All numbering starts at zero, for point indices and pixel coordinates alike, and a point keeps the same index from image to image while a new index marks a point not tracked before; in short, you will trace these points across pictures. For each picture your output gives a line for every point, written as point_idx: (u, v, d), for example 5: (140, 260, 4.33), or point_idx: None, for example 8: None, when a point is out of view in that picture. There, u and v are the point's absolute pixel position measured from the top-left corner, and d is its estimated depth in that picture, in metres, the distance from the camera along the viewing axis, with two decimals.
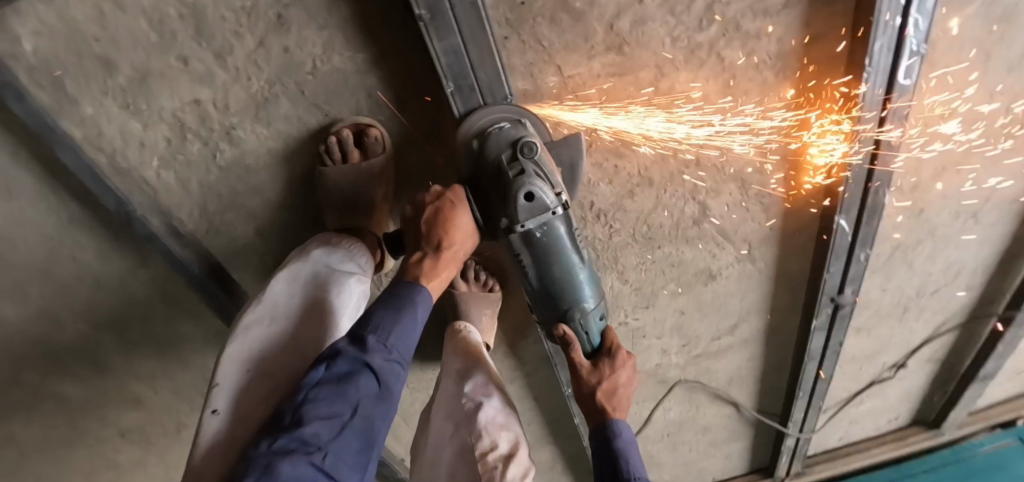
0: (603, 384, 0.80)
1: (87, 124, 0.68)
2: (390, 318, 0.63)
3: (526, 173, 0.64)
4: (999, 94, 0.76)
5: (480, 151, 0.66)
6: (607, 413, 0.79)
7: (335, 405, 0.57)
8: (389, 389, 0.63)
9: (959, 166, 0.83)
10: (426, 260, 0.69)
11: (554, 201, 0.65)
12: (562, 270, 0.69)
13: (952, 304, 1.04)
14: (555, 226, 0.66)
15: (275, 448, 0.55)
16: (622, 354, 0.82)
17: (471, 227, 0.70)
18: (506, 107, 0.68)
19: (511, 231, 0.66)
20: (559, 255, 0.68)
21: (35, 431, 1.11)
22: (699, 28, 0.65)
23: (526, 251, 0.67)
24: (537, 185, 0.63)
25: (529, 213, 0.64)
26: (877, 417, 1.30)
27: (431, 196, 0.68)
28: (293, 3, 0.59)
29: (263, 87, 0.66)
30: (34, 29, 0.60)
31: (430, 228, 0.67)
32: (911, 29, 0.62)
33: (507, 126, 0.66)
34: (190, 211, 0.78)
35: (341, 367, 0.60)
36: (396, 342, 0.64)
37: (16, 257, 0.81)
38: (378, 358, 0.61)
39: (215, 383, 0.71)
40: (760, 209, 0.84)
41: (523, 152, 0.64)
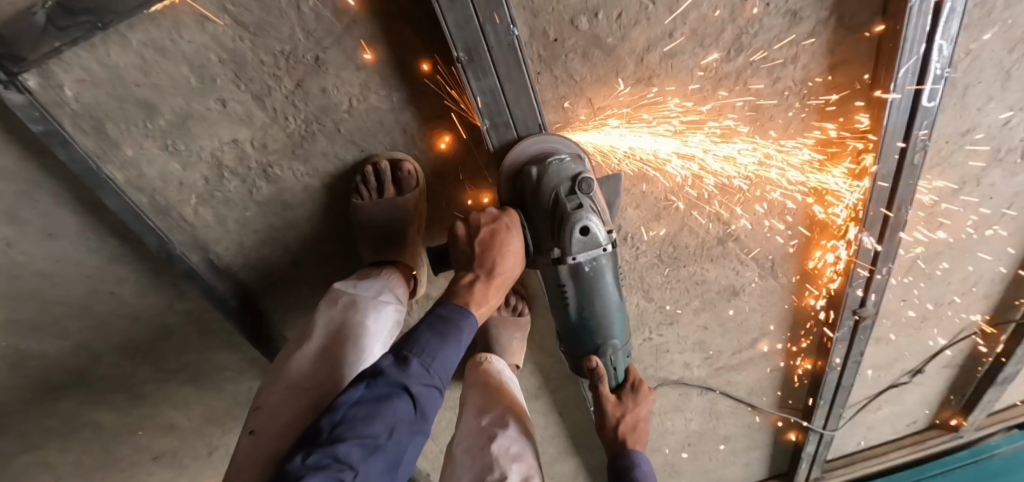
0: (626, 418, 0.82)
1: (128, 166, 0.70)
2: (434, 343, 0.61)
3: (584, 208, 0.64)
4: (1020, 109, 0.77)
5: (538, 178, 0.65)
6: (626, 443, 0.82)
7: (371, 426, 0.55)
8: (425, 415, 0.60)
9: (978, 180, 0.84)
10: (477, 284, 0.67)
11: (606, 239, 0.66)
12: (602, 305, 0.70)
13: (970, 311, 1.05)
14: (602, 262, 0.67)
15: (307, 464, 0.53)
16: (645, 390, 0.83)
17: (520, 254, 0.69)
18: (561, 141, 0.68)
19: (560, 262, 0.66)
20: (599, 291, 0.69)
21: (71, 457, 1.13)
22: (726, 57, 0.67)
23: (571, 284, 0.68)
24: (592, 221, 0.64)
25: (582, 247, 0.65)
26: (895, 422, 1.32)
27: (488, 218, 0.67)
28: (332, 46, 0.61)
29: (301, 126, 0.67)
30: (77, 77, 0.62)
31: (483, 251, 0.66)
32: (935, 54, 0.63)
33: (567, 158, 0.65)
34: (226, 245, 0.79)
35: (381, 387, 0.57)
36: (438, 367, 0.61)
37: (58, 294, 0.83)
38: (417, 383, 0.59)
39: (254, 404, 0.69)
40: (784, 227, 0.85)
41: (582, 187, 0.64)
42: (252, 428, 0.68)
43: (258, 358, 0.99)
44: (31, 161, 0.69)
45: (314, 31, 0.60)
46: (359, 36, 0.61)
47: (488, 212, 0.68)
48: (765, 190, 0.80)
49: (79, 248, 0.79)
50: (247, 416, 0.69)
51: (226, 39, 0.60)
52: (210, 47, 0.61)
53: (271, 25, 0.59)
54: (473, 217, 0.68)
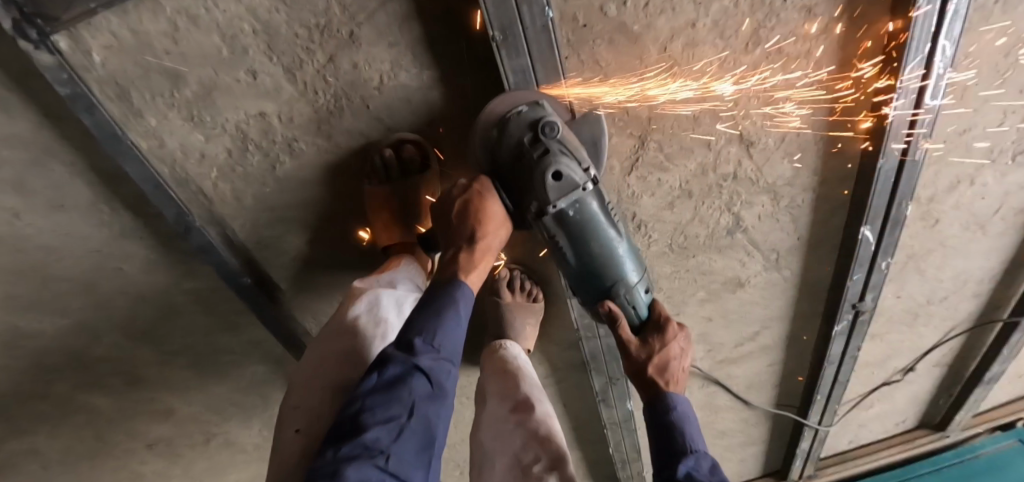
0: (654, 360, 0.76)
1: (151, 136, 0.70)
2: (434, 320, 0.65)
3: (552, 152, 0.64)
4: (1012, 113, 0.81)
5: (500, 136, 0.66)
6: (661, 386, 0.75)
7: (391, 408, 0.60)
8: (443, 388, 0.64)
9: (972, 179, 0.88)
10: (462, 254, 0.70)
11: (583, 178, 0.65)
12: (600, 246, 0.68)
13: (960, 310, 1.10)
14: (587, 203, 0.65)
15: (340, 456, 0.57)
16: (672, 327, 0.77)
17: (503, 217, 0.71)
18: (523, 89, 0.65)
19: (543, 214, 0.66)
20: (595, 232, 0.67)
21: (62, 443, 1.11)
22: (745, 51, 0.69)
23: (561, 233, 0.66)
24: (564, 163, 0.63)
25: (560, 192, 0.64)
26: (885, 421, 1.36)
27: (460, 190, 0.70)
28: (366, 21, 0.62)
29: (330, 101, 0.68)
30: (105, 41, 0.62)
31: (462, 222, 0.69)
32: (939, 53, 0.66)
33: (525, 108, 0.64)
34: (243, 222, 0.79)
35: (392, 372, 0.62)
36: (445, 341, 0.64)
37: (63, 269, 0.82)
38: (426, 359, 0.63)
39: (291, 404, 0.70)
40: (789, 219, 0.89)
41: (545, 131, 0.64)
42: (295, 428, 0.69)
43: (265, 342, 0.98)
44: (48, 129, 0.68)
45: (349, 6, 0.61)
46: (393, 13, 0.61)
47: (461, 185, 0.70)
48: (774, 180, 0.83)
49: (88, 221, 0.77)
50: (287, 417, 0.70)
51: (260, 10, 0.60)
52: (243, 17, 0.61)
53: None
54: (449, 191, 0.71)
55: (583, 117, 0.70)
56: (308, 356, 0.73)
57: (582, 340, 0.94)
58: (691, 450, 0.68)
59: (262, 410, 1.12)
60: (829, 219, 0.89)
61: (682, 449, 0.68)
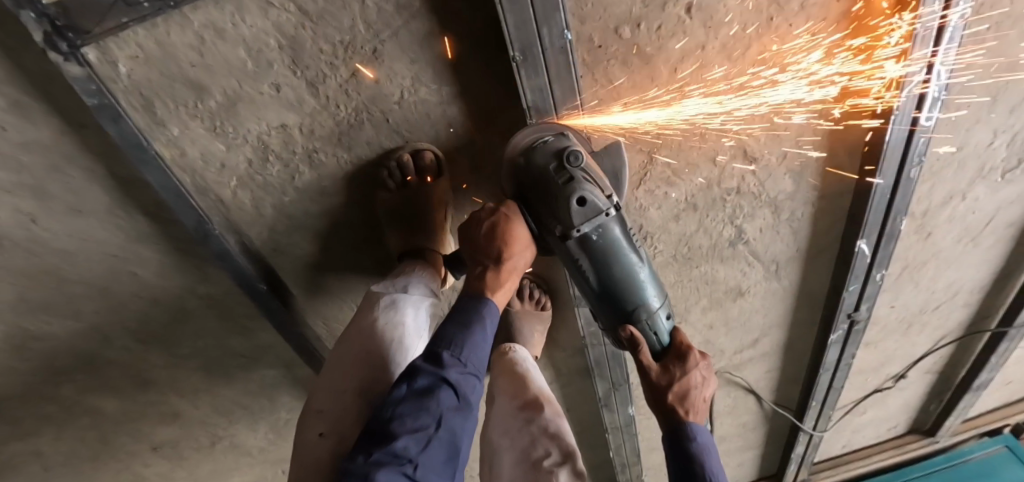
0: (675, 388, 0.76)
1: (173, 145, 0.71)
2: (461, 335, 0.67)
3: (576, 179, 0.66)
4: (1002, 132, 0.85)
5: (526, 162, 0.68)
6: (681, 413, 0.77)
7: (419, 419, 0.62)
8: (469, 401, 0.66)
9: (964, 195, 0.92)
10: (489, 273, 0.72)
11: (606, 204, 0.67)
12: (621, 271, 0.70)
13: (951, 320, 1.14)
14: (610, 228, 0.68)
15: (369, 462, 0.60)
16: (693, 352, 0.78)
17: (527, 238, 0.72)
18: (546, 121, 0.70)
19: (567, 238, 0.68)
20: (617, 257, 0.69)
21: (67, 445, 1.11)
22: (750, 69, 0.72)
23: (585, 257, 0.68)
24: (587, 190, 0.66)
25: (585, 217, 0.66)
26: (878, 426, 1.40)
27: (488, 212, 0.71)
28: (389, 38, 0.64)
29: (350, 115, 0.70)
30: (131, 53, 0.63)
31: (489, 242, 0.70)
32: (934, 78, 0.69)
33: (550, 139, 0.67)
34: (260, 230, 0.81)
35: (421, 382, 0.64)
36: (471, 356, 0.67)
37: (78, 273, 0.83)
38: (454, 372, 0.65)
39: (316, 409, 0.74)
40: (789, 231, 0.92)
41: (569, 160, 0.66)
42: (320, 431, 0.73)
43: (275, 346, 1.00)
44: (69, 136, 0.68)
45: (373, 24, 0.63)
46: (416, 30, 0.64)
47: (487, 207, 0.72)
48: (776, 195, 0.86)
49: (105, 227, 0.79)
50: (312, 421, 0.73)
51: (287, 26, 0.62)
52: (269, 32, 0.63)
53: (332, 15, 0.62)
54: (477, 213, 0.72)
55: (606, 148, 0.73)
56: (330, 363, 0.76)
57: (588, 346, 0.96)
58: (712, 481, 0.71)
59: (269, 413, 1.14)
60: (827, 232, 0.92)
61: (704, 480, 0.71)
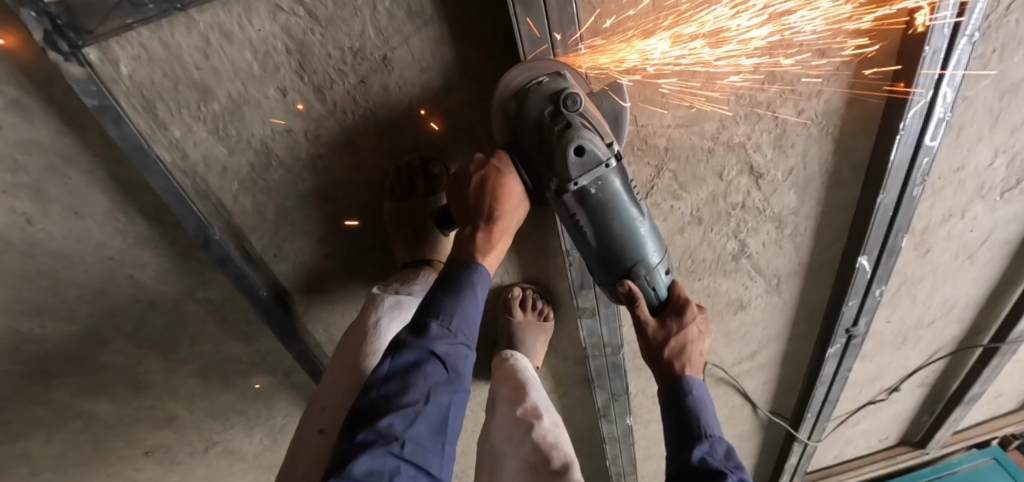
0: (673, 344, 0.73)
1: (175, 148, 0.69)
2: (449, 304, 0.64)
3: (574, 126, 0.59)
4: (1003, 152, 0.86)
5: (519, 105, 0.61)
6: (680, 371, 0.73)
7: (406, 394, 0.60)
8: (459, 373, 0.64)
9: (963, 212, 0.93)
10: (478, 235, 0.66)
11: (606, 154, 0.61)
12: (623, 225, 0.64)
13: (946, 335, 1.16)
14: (610, 181, 0.62)
15: (356, 443, 0.58)
16: (693, 307, 0.74)
17: (521, 195, 0.66)
18: (544, 59, 0.62)
19: (563, 192, 0.62)
20: (616, 210, 0.64)
21: (56, 449, 1.09)
22: (761, 87, 0.72)
23: (581, 210, 0.63)
24: (587, 138, 0.59)
25: (582, 169, 0.60)
26: (870, 437, 1.42)
27: (477, 166, 0.65)
28: (400, 45, 0.63)
29: (358, 121, 0.69)
30: (133, 53, 0.61)
31: (479, 200, 0.64)
32: (940, 100, 0.70)
33: (545, 80, 0.60)
34: (262, 235, 0.80)
35: (407, 356, 0.61)
36: (460, 326, 0.64)
37: (73, 276, 0.81)
38: (442, 345, 0.62)
39: (318, 407, 0.73)
40: (792, 246, 0.92)
41: (567, 104, 0.59)
42: (321, 428, 0.72)
43: (275, 351, 0.99)
44: (69, 137, 0.67)
45: (384, 31, 0.62)
46: (428, 38, 0.63)
47: (477, 160, 0.66)
48: (781, 210, 0.87)
49: (103, 229, 0.77)
50: (314, 418, 0.73)
51: (295, 30, 0.61)
52: (278, 35, 0.61)
53: (342, 20, 0.60)
54: (463, 166, 0.66)
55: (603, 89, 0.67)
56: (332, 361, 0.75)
57: (589, 357, 0.95)
58: (707, 436, 0.68)
59: (265, 418, 1.12)
60: (829, 247, 0.93)
61: (700, 433, 0.68)
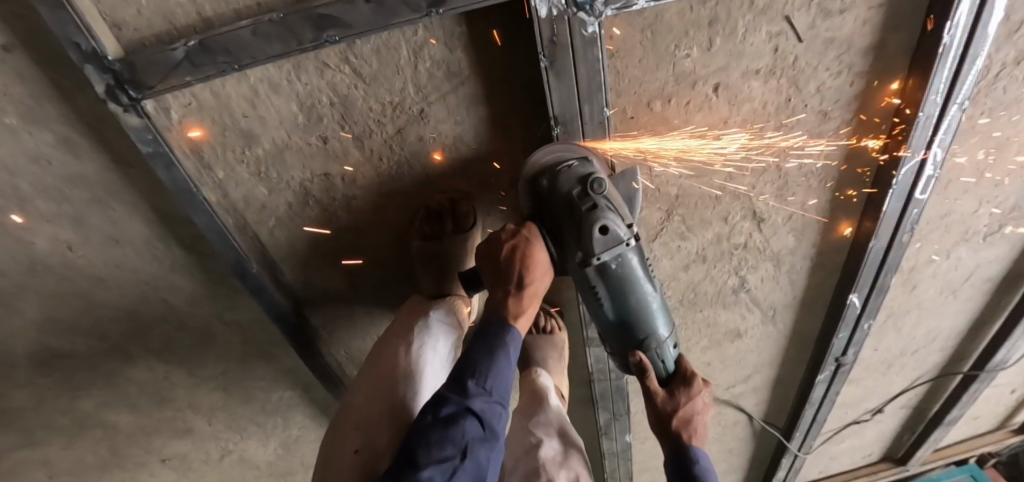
0: (680, 413, 0.80)
1: (217, 187, 0.73)
2: (486, 362, 0.65)
3: (599, 207, 0.68)
4: (987, 202, 0.92)
5: (551, 185, 0.69)
6: (684, 438, 0.80)
7: (445, 449, 0.60)
8: (494, 430, 0.64)
9: (947, 254, 1.00)
10: (510, 299, 0.71)
11: (626, 233, 0.69)
12: (636, 299, 0.72)
13: (928, 362, 1.23)
14: (627, 257, 0.70)
15: None
16: (699, 383, 0.81)
17: (546, 265, 0.74)
18: (572, 144, 0.71)
19: (586, 264, 0.69)
20: (632, 287, 0.71)
21: (75, 455, 1.12)
22: (766, 143, 0.78)
23: (601, 284, 0.70)
24: (610, 218, 0.68)
25: (605, 245, 0.68)
26: (853, 454, 1.50)
27: (507, 234, 0.72)
28: (437, 101, 0.68)
29: (392, 167, 0.75)
30: (184, 103, 0.64)
31: (509, 265, 0.70)
32: (931, 159, 0.77)
33: (575, 164, 0.69)
34: (293, 264, 0.85)
35: (446, 411, 0.62)
36: (496, 384, 0.65)
37: (109, 297, 0.85)
38: (479, 402, 0.63)
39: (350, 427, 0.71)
40: (788, 282, 0.98)
41: (593, 188, 0.68)
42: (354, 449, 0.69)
43: (295, 369, 1.04)
44: (117, 175, 0.71)
45: (423, 89, 0.66)
46: (464, 95, 0.68)
47: (508, 229, 0.73)
48: (780, 250, 0.93)
49: (142, 257, 0.81)
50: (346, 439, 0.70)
51: (340, 86, 0.65)
52: (323, 90, 0.65)
53: (385, 78, 0.65)
54: (496, 235, 0.73)
55: (619, 172, 0.75)
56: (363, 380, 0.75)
57: (594, 381, 1.01)
58: None
59: (280, 430, 1.17)
60: (822, 284, 0.99)
61: None
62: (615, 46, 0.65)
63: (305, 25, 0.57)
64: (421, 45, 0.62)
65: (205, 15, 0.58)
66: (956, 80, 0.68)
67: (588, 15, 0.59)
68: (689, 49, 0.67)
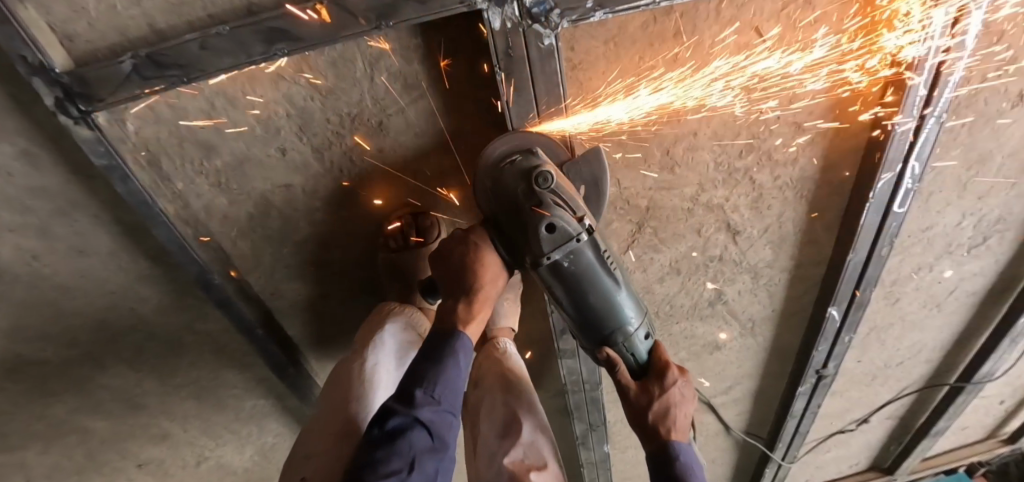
0: (655, 407, 0.75)
1: (177, 198, 0.72)
2: (433, 370, 0.65)
3: (546, 204, 0.63)
4: (970, 214, 0.89)
5: (494, 183, 0.65)
6: (664, 434, 0.75)
7: (391, 462, 0.59)
8: (444, 439, 0.63)
9: (930, 267, 0.98)
10: (460, 307, 0.70)
11: (578, 229, 0.64)
12: (595, 294, 0.68)
13: (914, 374, 1.21)
14: (582, 253, 0.66)
15: None
16: (673, 373, 0.77)
17: (499, 265, 0.71)
18: (519, 135, 0.67)
19: (538, 264, 0.66)
20: (591, 282, 0.67)
21: (51, 460, 1.12)
22: (739, 156, 0.76)
23: (555, 282, 0.67)
24: (558, 215, 0.63)
25: (554, 244, 0.64)
26: (839, 463, 1.50)
27: (456, 240, 0.70)
28: (396, 113, 0.67)
29: (354, 178, 0.74)
30: (140, 115, 0.62)
31: (458, 273, 0.69)
32: (908, 173, 0.75)
33: (518, 158, 0.65)
34: (259, 275, 0.84)
35: (393, 423, 0.61)
36: (445, 392, 0.64)
37: (76, 307, 0.84)
38: (426, 412, 0.62)
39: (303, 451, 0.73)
40: (766, 294, 0.97)
41: (539, 183, 0.63)
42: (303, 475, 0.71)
43: (268, 378, 1.03)
44: (75, 186, 0.69)
45: (382, 100, 0.65)
46: (423, 107, 0.67)
47: (456, 234, 0.71)
48: (757, 262, 0.91)
49: (107, 267, 0.80)
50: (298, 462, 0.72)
51: (297, 98, 0.64)
52: (280, 103, 0.64)
53: (343, 90, 0.63)
54: (445, 242, 0.71)
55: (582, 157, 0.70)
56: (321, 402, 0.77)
57: (569, 392, 1.00)
58: None
59: (256, 437, 1.17)
60: (801, 297, 0.98)
61: None
62: (575, 58, 0.64)
63: (254, 39, 0.55)
64: (378, 56, 0.60)
65: (158, 26, 0.56)
66: (933, 90, 0.66)
67: (544, 28, 0.57)
68: (653, 61, 0.65)
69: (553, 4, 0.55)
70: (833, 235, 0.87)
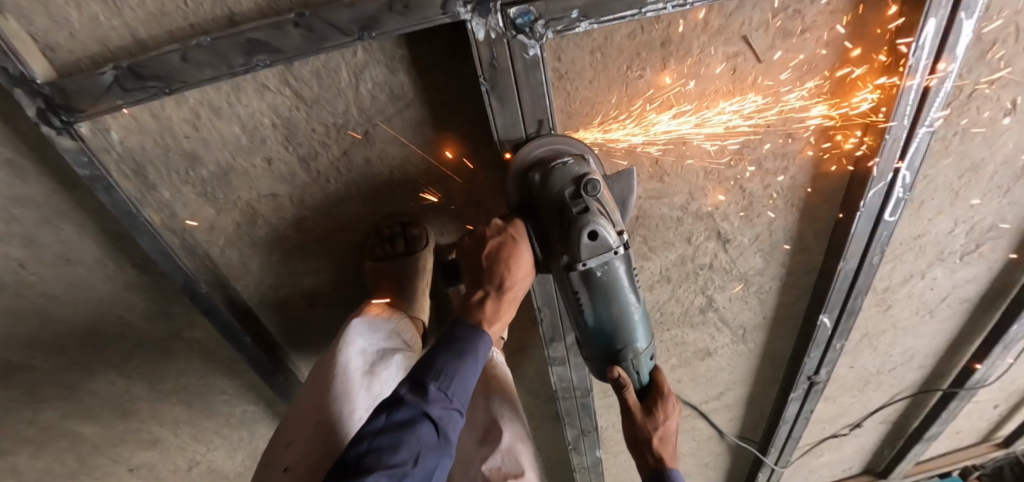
0: (657, 433, 0.79)
1: (163, 207, 0.71)
2: (452, 364, 0.63)
3: (591, 211, 0.62)
4: (961, 222, 0.89)
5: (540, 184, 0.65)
6: (662, 461, 0.80)
7: (397, 454, 0.56)
8: (448, 438, 0.61)
9: (922, 274, 0.97)
10: (489, 301, 0.68)
11: (616, 240, 0.64)
12: (617, 309, 0.68)
13: (906, 379, 1.21)
14: (614, 266, 0.65)
15: None
16: (672, 399, 0.80)
17: (529, 267, 0.69)
18: (563, 137, 0.67)
19: (570, 269, 0.64)
20: (615, 296, 0.67)
21: (42, 465, 1.12)
22: (728, 165, 0.75)
23: (584, 291, 0.66)
24: (601, 224, 0.62)
25: (592, 252, 0.63)
26: (833, 467, 1.50)
27: (494, 230, 0.67)
28: (381, 124, 0.66)
29: (340, 188, 0.74)
30: (124, 125, 0.62)
31: (492, 264, 0.66)
32: (898, 182, 0.74)
33: (570, 162, 0.64)
34: (248, 283, 0.84)
35: (402, 414, 0.58)
36: (458, 390, 0.63)
37: (64, 314, 0.83)
38: (438, 408, 0.60)
39: (286, 442, 0.70)
40: (757, 301, 0.97)
41: (586, 190, 0.62)
42: (285, 465, 0.68)
43: (259, 384, 1.04)
44: (61, 195, 0.69)
45: (367, 110, 0.64)
46: (409, 117, 0.66)
47: (495, 223, 0.68)
48: (748, 271, 0.91)
49: (95, 275, 0.79)
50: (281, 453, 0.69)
51: (282, 108, 0.63)
52: (264, 113, 0.63)
53: (327, 101, 0.63)
54: (481, 229, 0.68)
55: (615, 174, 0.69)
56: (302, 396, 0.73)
57: (559, 397, 1.01)
58: None
59: (247, 442, 1.17)
60: (793, 304, 0.97)
61: None
62: (562, 68, 0.63)
63: (236, 51, 0.55)
64: (362, 67, 0.60)
65: (140, 37, 0.56)
66: (924, 101, 0.66)
67: (529, 38, 0.57)
68: (641, 70, 0.64)
69: (538, 15, 0.55)
70: (824, 243, 0.87)
